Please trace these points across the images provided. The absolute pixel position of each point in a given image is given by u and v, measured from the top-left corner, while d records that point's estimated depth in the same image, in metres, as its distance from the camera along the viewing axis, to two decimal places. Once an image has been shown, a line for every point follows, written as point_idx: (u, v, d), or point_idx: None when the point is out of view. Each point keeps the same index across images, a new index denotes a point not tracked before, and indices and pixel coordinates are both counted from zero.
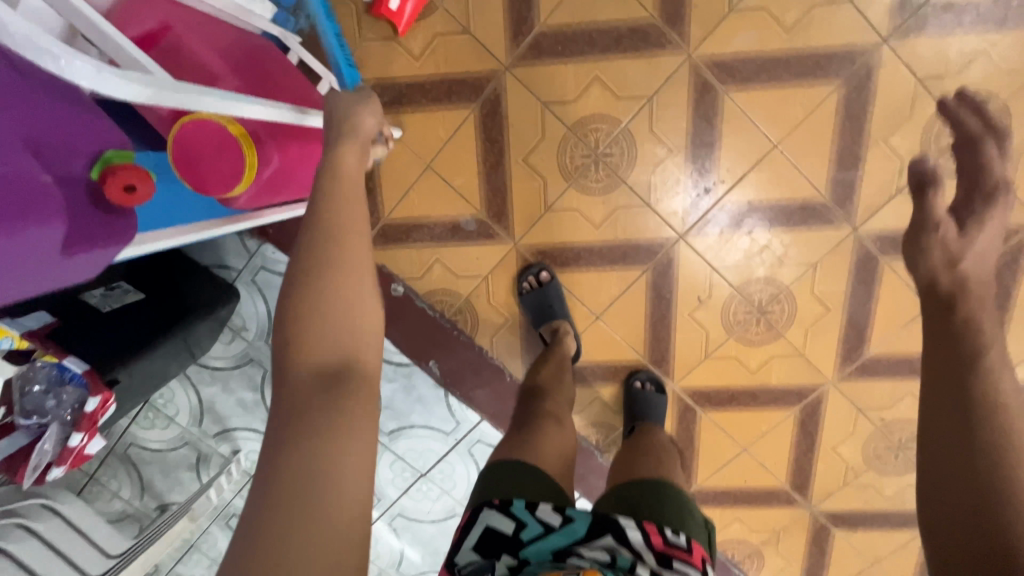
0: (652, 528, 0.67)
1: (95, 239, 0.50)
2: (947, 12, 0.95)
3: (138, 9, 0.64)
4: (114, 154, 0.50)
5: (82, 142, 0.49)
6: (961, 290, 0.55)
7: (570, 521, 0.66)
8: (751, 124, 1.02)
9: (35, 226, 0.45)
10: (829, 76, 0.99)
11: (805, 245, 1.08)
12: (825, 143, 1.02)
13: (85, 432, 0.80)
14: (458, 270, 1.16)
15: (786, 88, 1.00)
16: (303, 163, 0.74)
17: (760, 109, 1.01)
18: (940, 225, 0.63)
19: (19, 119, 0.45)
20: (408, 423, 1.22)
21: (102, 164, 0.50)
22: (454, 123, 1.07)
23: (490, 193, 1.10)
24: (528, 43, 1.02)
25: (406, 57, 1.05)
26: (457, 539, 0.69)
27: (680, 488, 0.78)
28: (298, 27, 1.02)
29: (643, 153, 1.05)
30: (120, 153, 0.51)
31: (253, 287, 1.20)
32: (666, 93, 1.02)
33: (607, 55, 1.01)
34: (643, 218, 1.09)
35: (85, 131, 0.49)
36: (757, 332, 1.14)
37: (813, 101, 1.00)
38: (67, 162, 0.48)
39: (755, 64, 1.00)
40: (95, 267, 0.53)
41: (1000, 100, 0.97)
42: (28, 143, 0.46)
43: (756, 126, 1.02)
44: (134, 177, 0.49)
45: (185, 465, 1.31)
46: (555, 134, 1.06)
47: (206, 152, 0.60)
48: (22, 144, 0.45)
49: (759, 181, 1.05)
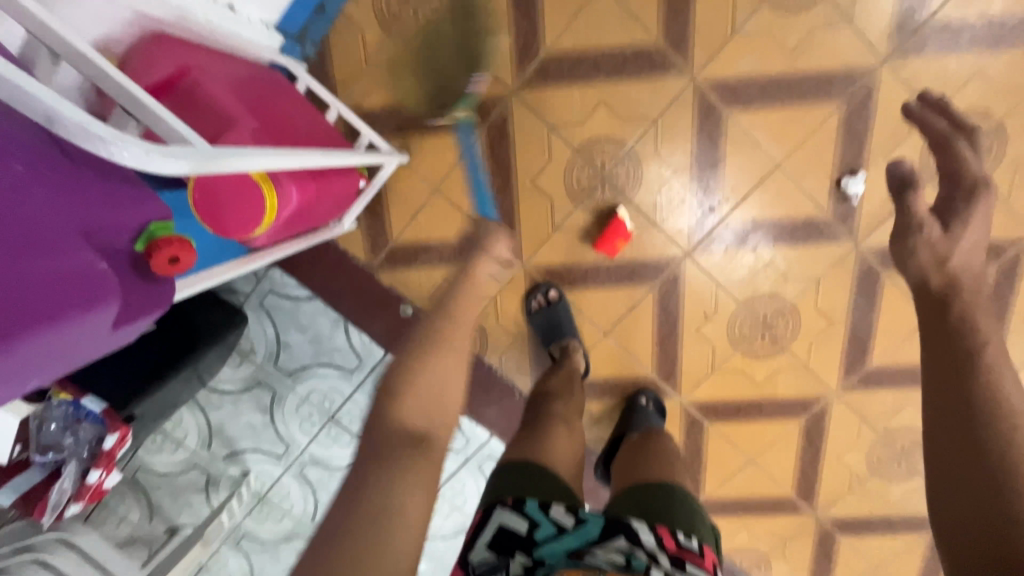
0: (664, 532, 0.69)
1: (144, 308, 0.51)
2: (945, 34, 0.97)
3: (155, 56, 0.65)
4: (156, 227, 0.52)
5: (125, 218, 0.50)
6: (953, 290, 0.55)
7: (583, 523, 0.66)
8: (754, 144, 1.04)
9: (96, 308, 0.46)
10: (830, 97, 1.01)
11: (809, 261, 1.10)
12: (826, 161, 1.04)
13: (104, 468, 0.80)
14: None
15: (788, 109, 1.02)
16: (318, 198, 0.75)
17: (762, 129, 1.03)
18: (923, 226, 0.59)
19: (72, 210, 0.46)
20: None
21: (146, 238, 0.51)
22: (461, 147, 1.08)
23: (498, 214, 1.11)
24: (533, 67, 1.04)
25: None
26: (468, 539, 0.67)
27: (690, 494, 0.81)
28: (304, 54, 1.05)
29: (649, 173, 1.07)
30: (161, 225, 0.53)
31: (262, 311, 1.21)
32: (670, 115, 1.03)
33: (612, 79, 1.03)
34: (650, 237, 1.10)
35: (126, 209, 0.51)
36: (763, 346, 1.16)
37: (814, 121, 1.02)
38: (113, 238, 0.50)
39: (757, 86, 1.01)
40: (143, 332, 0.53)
41: (996, 119, 1.00)
42: (83, 231, 0.47)
43: (760, 146, 1.04)
44: (179, 249, 0.51)
45: (195, 488, 1.31)
46: (561, 156, 1.07)
47: (228, 198, 0.61)
48: (77, 233, 0.46)
49: (762, 199, 1.07)
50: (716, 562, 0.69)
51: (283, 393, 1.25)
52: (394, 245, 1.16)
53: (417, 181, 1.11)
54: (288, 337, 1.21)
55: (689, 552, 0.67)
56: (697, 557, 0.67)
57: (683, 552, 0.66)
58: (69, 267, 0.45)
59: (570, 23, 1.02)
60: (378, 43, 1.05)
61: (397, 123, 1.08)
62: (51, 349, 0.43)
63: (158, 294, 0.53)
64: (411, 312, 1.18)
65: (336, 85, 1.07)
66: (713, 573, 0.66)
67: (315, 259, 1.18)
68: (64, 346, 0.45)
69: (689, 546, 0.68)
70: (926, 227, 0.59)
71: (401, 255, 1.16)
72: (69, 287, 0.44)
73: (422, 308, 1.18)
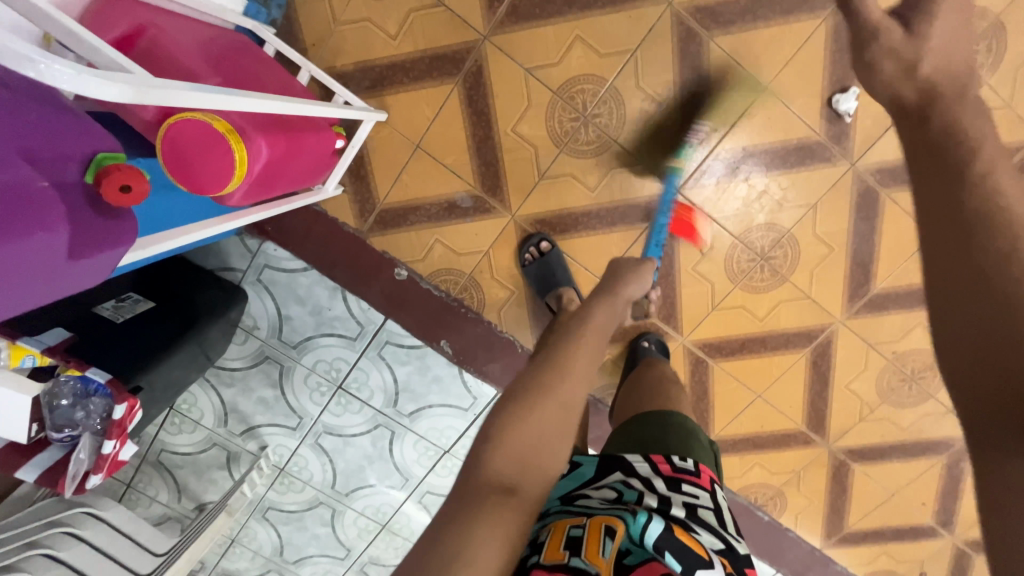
0: (659, 459, 0.71)
1: (101, 243, 0.52)
2: None
3: (111, 14, 0.64)
4: (107, 155, 0.51)
5: (74, 146, 0.50)
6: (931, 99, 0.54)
7: (579, 466, 0.71)
8: (739, 67, 1.00)
9: (40, 232, 0.47)
10: (815, 9, 0.97)
11: (804, 186, 1.07)
12: (814, 79, 1.00)
13: (117, 438, 0.82)
14: (459, 248, 1.17)
15: (771, 26, 0.98)
16: (291, 155, 0.74)
17: (746, 51, 0.99)
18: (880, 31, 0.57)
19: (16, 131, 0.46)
20: (426, 403, 1.25)
21: (96, 166, 0.51)
22: (440, 100, 1.06)
23: (482, 167, 1.10)
24: (504, 8, 1.01)
25: (383, 38, 1.04)
26: None
27: (686, 419, 0.83)
28: (270, 18, 1.02)
29: (633, 110, 1.04)
30: (112, 154, 0.52)
31: (259, 286, 1.21)
32: (649, 45, 1.00)
33: (586, 13, 1.00)
34: (639, 176, 1.08)
35: (78, 136, 0.50)
36: (762, 279, 1.14)
37: (800, 37, 0.98)
38: (62, 168, 0.49)
39: (738, 5, 0.98)
40: (98, 272, 0.54)
41: (993, 16, 0.95)
42: (23, 152, 0.46)
43: (745, 70, 1.00)
44: (128, 177, 0.50)
45: (217, 465, 1.35)
46: (541, 100, 1.05)
47: (196, 150, 0.60)
48: (17, 153, 0.46)
49: (752, 125, 1.03)
50: (712, 479, 0.72)
51: (290, 366, 1.27)
52: (382, 208, 1.16)
53: (399, 141, 1.10)
54: (289, 310, 1.22)
55: (685, 472, 0.69)
56: (693, 476, 0.69)
57: (679, 474, 0.68)
58: (6, 182, 0.45)
59: None
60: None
61: (372, 82, 1.06)
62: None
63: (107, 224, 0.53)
64: (406, 274, 1.19)
65: (307, 46, 1.05)
66: (709, 490, 0.69)
67: (307, 230, 1.18)
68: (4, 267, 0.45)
69: (685, 467, 0.70)
70: (884, 33, 0.57)
71: (389, 218, 1.16)
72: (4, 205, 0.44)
73: (416, 270, 1.19)
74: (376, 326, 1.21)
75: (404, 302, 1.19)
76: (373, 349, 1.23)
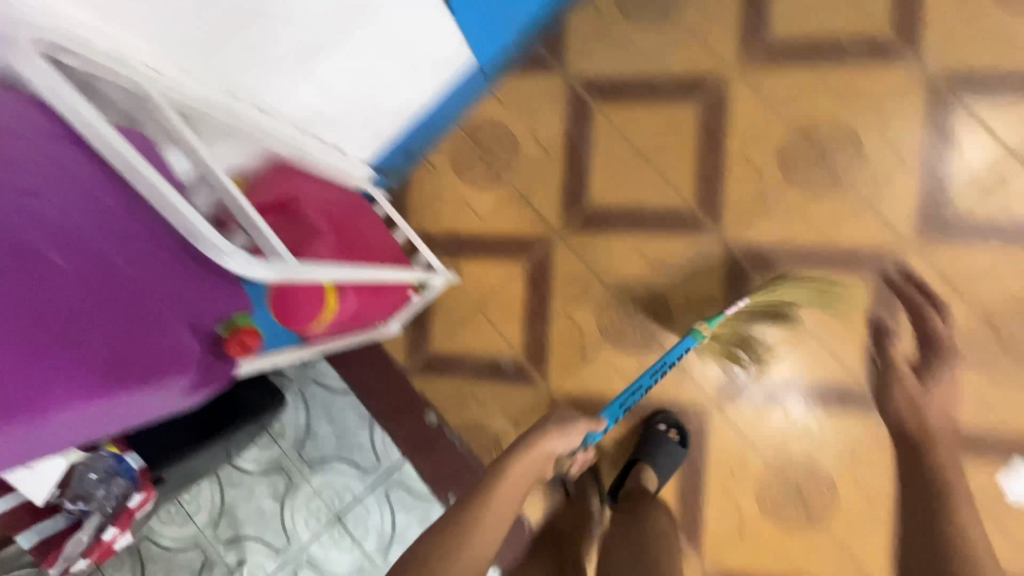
0: None
1: (211, 381, 0.64)
2: (972, 228, 1.03)
3: (276, 181, 0.84)
4: (238, 317, 0.67)
5: (215, 308, 0.65)
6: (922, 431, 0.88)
7: None
8: (785, 308, 1.08)
9: (174, 375, 0.59)
10: (862, 272, 1.06)
11: (846, 432, 1.06)
12: (859, 334, 1.05)
13: (120, 527, 0.85)
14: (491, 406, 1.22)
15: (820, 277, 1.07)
16: (371, 306, 0.87)
17: (794, 296, 1.08)
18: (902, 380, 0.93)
19: (184, 299, 0.61)
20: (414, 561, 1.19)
21: (228, 324, 0.66)
22: (509, 271, 1.21)
23: (530, 340, 1.20)
24: (578, 213, 1.18)
25: (472, 215, 1.23)
26: None
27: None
28: (389, 185, 1.24)
29: (678, 323, 1.12)
30: (242, 316, 0.68)
31: (300, 398, 1.28)
32: (701, 272, 1.12)
33: (647, 235, 1.14)
34: (676, 384, 1.12)
35: (219, 300, 0.65)
36: (797, 519, 1.07)
37: (848, 292, 1.06)
38: (205, 322, 0.64)
39: (787, 256, 1.09)
40: (196, 402, 0.65)
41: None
42: (189, 320, 0.62)
43: (791, 311, 1.08)
44: (250, 338, 0.66)
45: (187, 570, 1.25)
46: (596, 295, 1.16)
47: (300, 298, 0.72)
48: (184, 321, 0.61)
49: (796, 363, 1.08)
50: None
51: (299, 483, 1.26)
52: (431, 353, 1.26)
53: (462, 299, 1.23)
54: (317, 426, 1.27)
55: None
56: None
57: None
58: (167, 343, 0.59)
59: (617, 178, 1.16)
60: (450, 181, 1.24)
61: (453, 247, 1.24)
62: (133, 405, 0.56)
63: (186, 349, 0.60)
64: (435, 420, 1.24)
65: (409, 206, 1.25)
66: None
67: (364, 355, 1.29)
68: (143, 406, 0.57)
69: None
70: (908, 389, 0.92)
71: (435, 363, 1.25)
72: (159, 358, 0.57)
73: (445, 419, 1.24)
74: (392, 464, 1.24)
75: (427, 447, 1.23)
76: (391, 488, 1.23)
